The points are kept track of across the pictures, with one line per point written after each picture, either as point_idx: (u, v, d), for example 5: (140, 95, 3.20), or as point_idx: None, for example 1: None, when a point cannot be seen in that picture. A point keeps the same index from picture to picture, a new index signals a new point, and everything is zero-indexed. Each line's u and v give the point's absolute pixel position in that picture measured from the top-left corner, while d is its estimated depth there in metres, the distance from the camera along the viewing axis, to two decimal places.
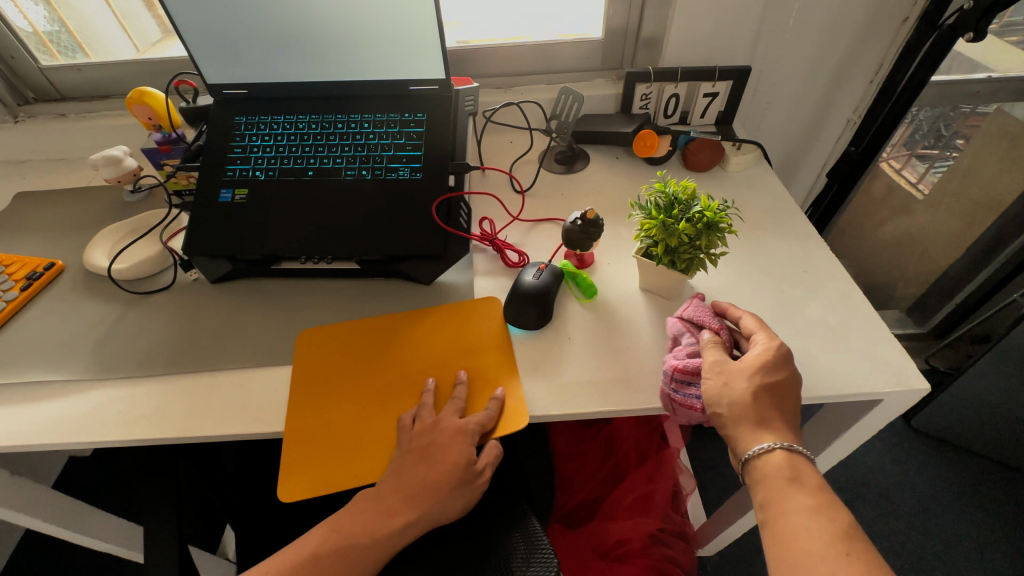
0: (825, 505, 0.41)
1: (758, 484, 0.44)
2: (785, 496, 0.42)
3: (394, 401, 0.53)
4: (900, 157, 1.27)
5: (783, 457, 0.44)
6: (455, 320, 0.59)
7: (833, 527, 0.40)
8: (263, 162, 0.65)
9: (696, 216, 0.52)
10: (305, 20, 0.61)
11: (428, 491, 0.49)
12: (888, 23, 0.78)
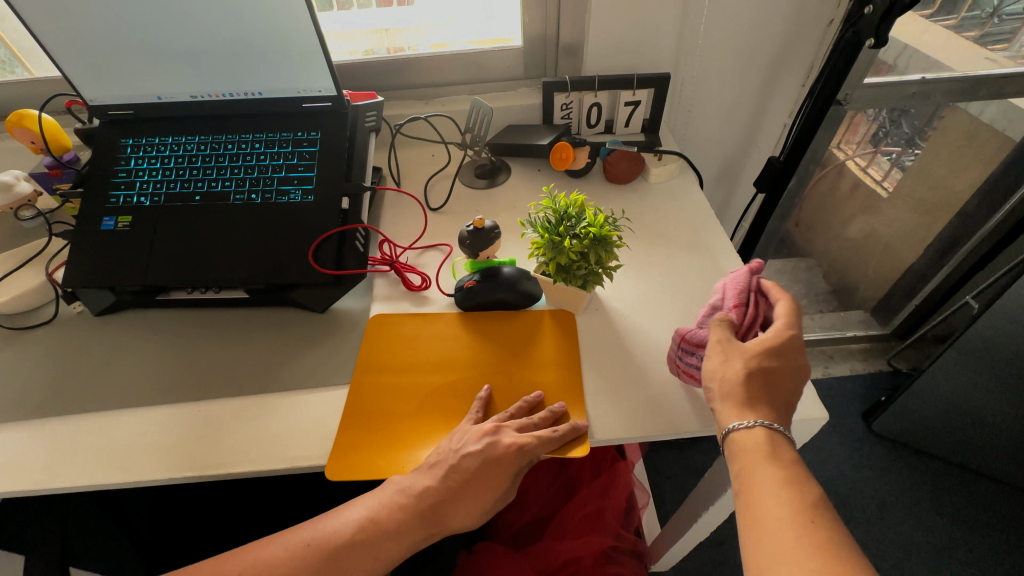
0: (798, 482, 0.40)
1: (732, 452, 0.42)
2: (762, 468, 0.40)
3: (456, 400, 0.51)
4: (866, 155, 1.17)
5: (762, 429, 0.42)
6: (542, 331, 0.56)
7: (800, 505, 0.38)
8: (149, 187, 0.61)
9: (583, 231, 0.49)
10: (181, 37, 0.57)
11: (458, 509, 0.45)
12: (813, 25, 0.75)
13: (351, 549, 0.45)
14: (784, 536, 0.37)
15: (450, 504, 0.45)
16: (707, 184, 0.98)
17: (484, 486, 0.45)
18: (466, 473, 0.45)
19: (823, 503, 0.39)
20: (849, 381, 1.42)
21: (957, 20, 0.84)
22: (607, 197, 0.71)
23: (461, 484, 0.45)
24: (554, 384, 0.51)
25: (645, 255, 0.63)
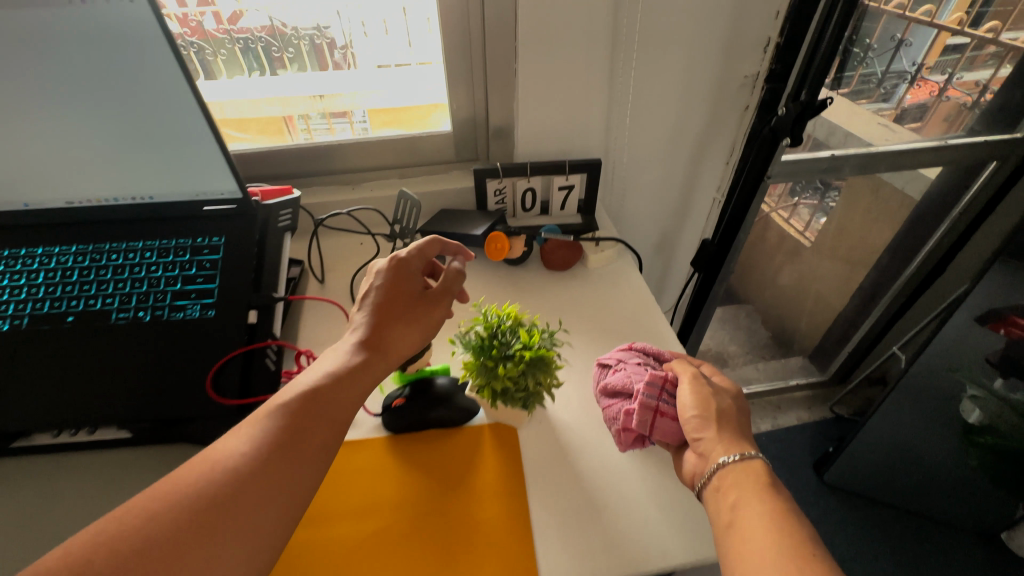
0: (785, 514, 0.37)
1: (721, 486, 0.41)
2: (748, 499, 0.39)
3: (389, 536, 0.44)
4: (787, 206, 1.12)
5: (749, 461, 0.42)
6: (478, 448, 0.51)
7: (787, 536, 0.36)
8: (7, 308, 0.52)
9: (517, 354, 0.43)
10: (47, 142, 0.50)
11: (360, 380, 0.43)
12: (731, 111, 0.79)
13: (259, 484, 0.35)
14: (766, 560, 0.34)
15: (384, 324, 0.47)
16: (646, 256, 0.97)
17: (407, 305, 0.49)
18: (395, 299, 0.48)
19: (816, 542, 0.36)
20: (798, 431, 1.44)
21: (852, 88, 0.85)
22: (546, 286, 0.68)
23: (389, 336, 0.46)
24: (498, 548, 0.43)
25: (588, 352, 0.60)
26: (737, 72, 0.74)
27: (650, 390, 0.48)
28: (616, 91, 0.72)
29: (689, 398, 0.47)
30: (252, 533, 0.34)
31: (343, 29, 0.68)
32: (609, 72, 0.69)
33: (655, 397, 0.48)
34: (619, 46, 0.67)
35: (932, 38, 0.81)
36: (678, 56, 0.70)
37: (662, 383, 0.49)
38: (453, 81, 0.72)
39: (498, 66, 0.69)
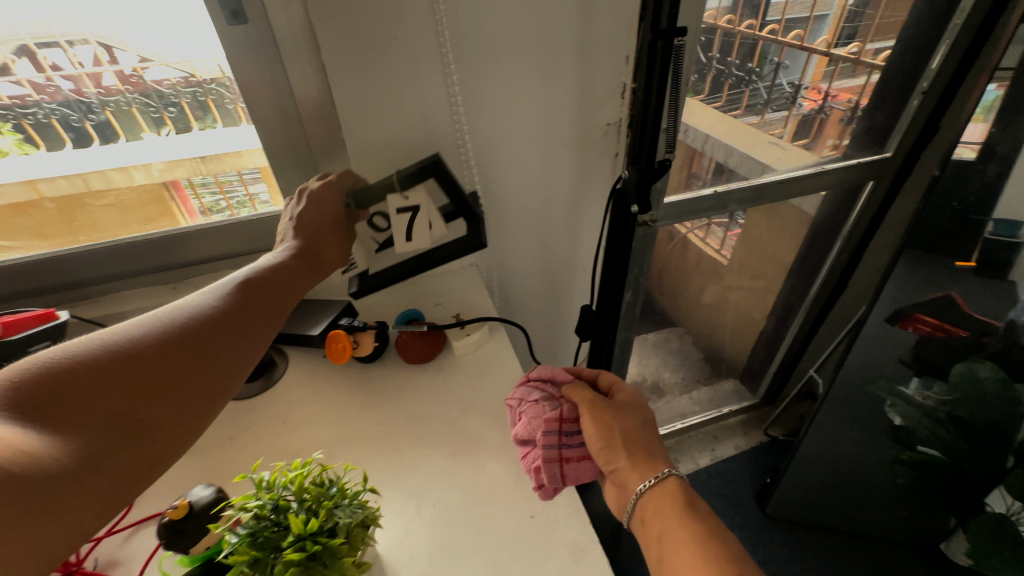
0: (711, 528, 0.37)
1: (645, 513, 0.40)
2: (674, 520, 0.38)
3: None
4: (700, 226, 1.06)
5: (665, 482, 0.40)
6: None
7: (723, 554, 0.35)
8: None
9: (296, 545, 0.32)
10: None
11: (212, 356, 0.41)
12: (601, 161, 0.73)
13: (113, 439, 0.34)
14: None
15: (264, 285, 0.48)
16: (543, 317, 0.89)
17: (299, 272, 0.52)
18: (282, 270, 0.50)
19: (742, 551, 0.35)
20: (736, 461, 1.39)
21: (741, 108, 0.82)
22: (402, 386, 0.58)
23: (264, 296, 0.47)
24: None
25: (444, 473, 0.49)
26: (596, 121, 0.69)
27: (548, 441, 0.43)
28: (464, 152, 0.65)
29: (591, 432, 0.44)
30: (83, 493, 0.31)
31: (128, 109, 0.59)
32: (451, 133, 0.62)
33: (556, 446, 0.43)
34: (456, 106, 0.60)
35: (806, 58, 0.80)
36: (528, 111, 0.64)
37: (558, 424, 0.44)
38: (277, 157, 0.63)
39: (324, 137, 0.61)
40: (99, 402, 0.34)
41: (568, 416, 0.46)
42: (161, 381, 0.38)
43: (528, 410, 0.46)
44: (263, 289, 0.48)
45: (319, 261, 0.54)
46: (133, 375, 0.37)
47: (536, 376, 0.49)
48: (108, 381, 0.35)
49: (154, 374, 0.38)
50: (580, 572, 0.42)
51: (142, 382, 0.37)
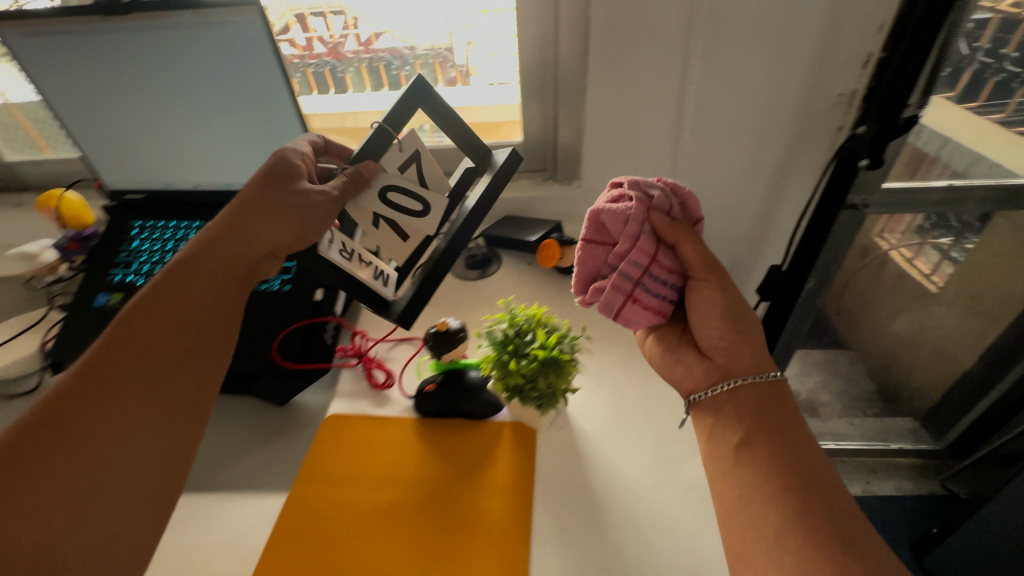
0: (802, 459, 0.39)
1: (739, 416, 0.42)
2: (773, 440, 0.40)
3: (394, 510, 0.47)
4: (912, 245, 1.04)
5: (766, 386, 0.43)
6: (487, 443, 0.52)
7: (818, 486, 0.37)
8: (144, 266, 0.64)
9: (531, 353, 0.44)
10: (178, 131, 0.63)
11: (175, 328, 0.42)
12: (822, 134, 0.71)
13: (102, 400, 0.37)
14: (779, 511, 0.36)
15: (242, 228, 0.45)
16: None
17: (259, 200, 0.46)
18: (243, 206, 0.46)
19: (837, 486, 0.38)
20: (895, 503, 1.24)
21: (1007, 113, 0.71)
22: None
23: (244, 230, 0.46)
24: (494, 540, 0.44)
25: (623, 367, 0.58)
26: (827, 91, 0.67)
27: (631, 276, 0.44)
28: (684, 110, 0.70)
29: (699, 307, 0.45)
30: (118, 469, 0.36)
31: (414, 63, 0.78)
32: (678, 91, 0.69)
33: (632, 280, 0.44)
34: (688, 66, 0.66)
35: None
36: (756, 76, 0.66)
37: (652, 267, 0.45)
38: (528, 97, 0.77)
39: (569, 84, 0.73)
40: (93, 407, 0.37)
41: (677, 278, 0.46)
42: (135, 360, 0.39)
43: (609, 220, 0.44)
44: (237, 229, 0.46)
45: (283, 182, 0.47)
46: (125, 355, 0.39)
47: (656, 206, 0.45)
48: (80, 404, 0.37)
49: (99, 396, 0.37)
50: None
51: (127, 364, 0.39)
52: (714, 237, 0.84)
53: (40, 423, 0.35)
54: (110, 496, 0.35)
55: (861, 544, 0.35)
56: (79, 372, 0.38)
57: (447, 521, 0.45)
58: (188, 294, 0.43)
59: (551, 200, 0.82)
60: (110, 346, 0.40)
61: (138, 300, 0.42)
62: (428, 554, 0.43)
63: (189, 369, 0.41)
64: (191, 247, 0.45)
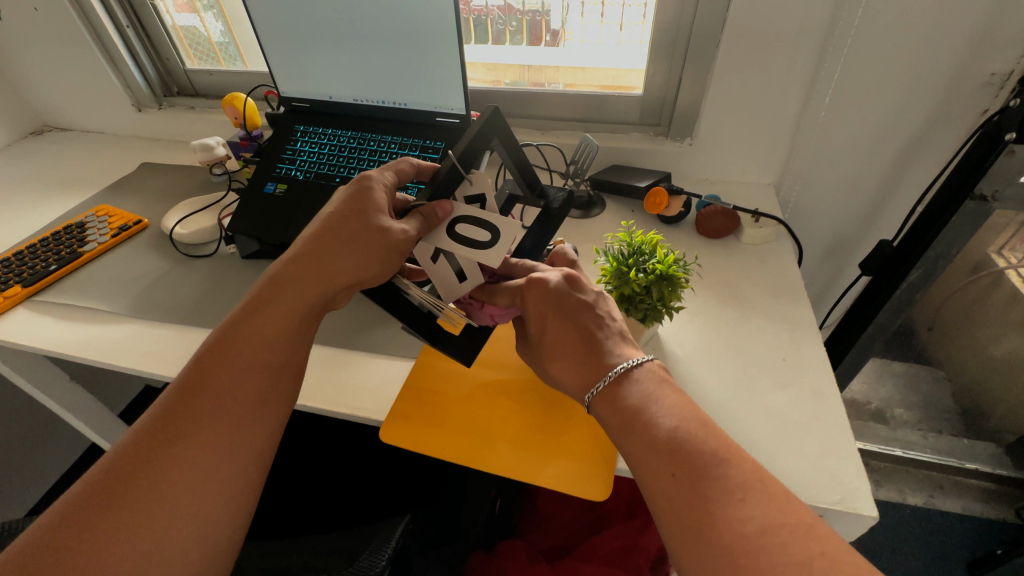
0: (675, 463, 0.34)
1: (619, 427, 0.39)
2: (642, 452, 0.36)
3: (504, 387, 0.55)
4: None
5: (616, 385, 0.41)
6: None
7: (686, 489, 0.34)
8: (304, 164, 0.76)
9: (650, 268, 0.50)
10: (347, 51, 0.71)
11: (269, 320, 0.43)
12: (962, 117, 0.69)
13: (202, 406, 0.39)
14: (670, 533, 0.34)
15: (323, 260, 0.44)
16: (810, 261, 0.91)
17: (345, 231, 0.44)
18: (332, 228, 0.44)
19: (705, 471, 0.34)
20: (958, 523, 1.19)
21: None
22: (692, 248, 0.72)
23: (328, 256, 0.44)
24: (589, 421, 0.51)
25: (717, 310, 0.62)
26: (979, 68, 0.64)
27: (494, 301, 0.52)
28: (818, 77, 0.70)
29: (551, 335, 0.46)
30: (212, 469, 0.38)
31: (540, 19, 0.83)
32: (816, 56, 0.69)
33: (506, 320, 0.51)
34: (833, 30, 0.65)
35: None
36: (902, 48, 0.64)
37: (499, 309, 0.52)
38: (656, 53, 0.79)
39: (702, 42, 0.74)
40: (179, 444, 0.38)
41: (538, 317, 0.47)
42: (230, 375, 0.41)
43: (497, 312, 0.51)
44: (315, 263, 0.44)
45: (365, 212, 0.45)
46: (210, 394, 0.40)
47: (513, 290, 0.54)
48: (177, 427, 0.38)
49: (196, 412, 0.39)
50: (818, 407, 0.51)
51: (228, 376, 0.41)
52: (821, 213, 0.83)
53: (154, 424, 0.39)
54: (206, 493, 0.37)
55: (737, 536, 0.31)
56: (181, 390, 0.40)
57: (549, 401, 0.53)
58: (267, 323, 0.43)
59: (662, 155, 0.85)
60: (200, 367, 0.41)
61: (228, 322, 0.43)
62: (532, 423, 0.51)
63: (279, 381, 0.43)
64: (269, 274, 0.44)
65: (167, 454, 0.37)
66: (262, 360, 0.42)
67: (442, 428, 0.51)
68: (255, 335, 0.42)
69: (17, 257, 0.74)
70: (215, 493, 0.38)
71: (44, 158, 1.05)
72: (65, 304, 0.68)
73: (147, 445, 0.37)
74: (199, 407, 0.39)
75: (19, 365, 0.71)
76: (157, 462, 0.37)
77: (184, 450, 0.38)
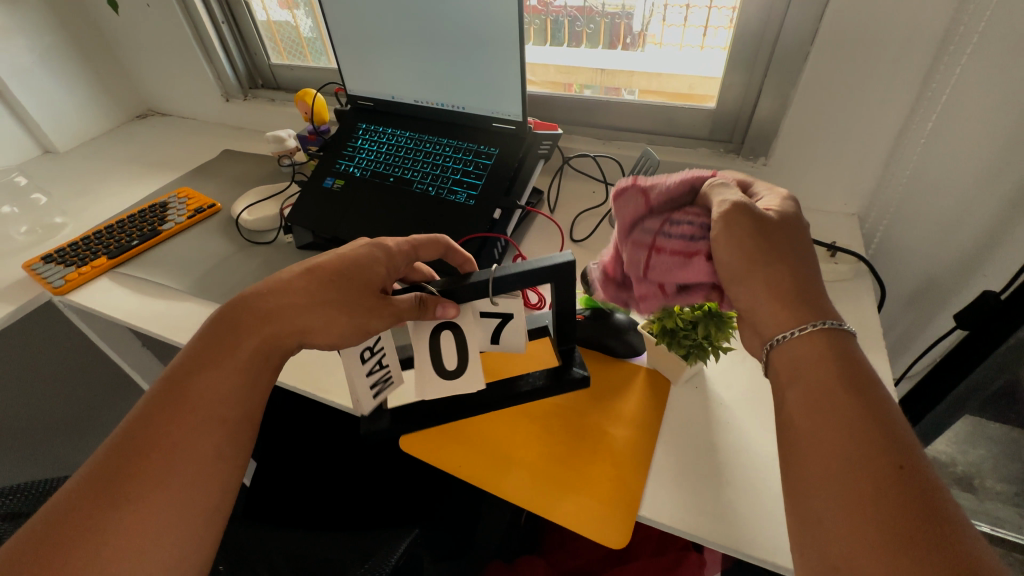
0: (897, 454, 0.30)
1: (828, 390, 0.33)
2: (843, 432, 0.31)
3: (529, 412, 0.52)
4: None
5: (825, 338, 0.35)
6: (619, 380, 0.55)
7: (906, 491, 0.28)
8: (362, 162, 0.78)
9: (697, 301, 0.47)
10: (411, 51, 0.72)
11: (221, 372, 0.40)
12: None
13: (142, 468, 0.35)
14: (880, 551, 0.27)
15: (292, 310, 0.41)
16: (894, 304, 0.80)
17: (319, 283, 0.42)
18: (308, 278, 0.42)
19: (922, 482, 0.29)
20: None
21: None
22: None
23: (297, 307, 0.41)
24: (613, 460, 0.47)
25: None
26: None
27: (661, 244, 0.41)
28: (924, 99, 0.61)
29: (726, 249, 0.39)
30: (158, 537, 0.34)
31: (619, 22, 0.78)
32: (924, 75, 0.60)
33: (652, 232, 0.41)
34: (948, 46, 0.57)
35: None
36: None
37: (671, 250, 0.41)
38: (734, 65, 0.73)
39: (787, 54, 0.68)
40: (114, 510, 0.34)
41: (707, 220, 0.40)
42: (179, 428, 0.37)
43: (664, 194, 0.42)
44: (284, 311, 0.41)
45: (352, 268, 0.43)
46: (151, 452, 0.36)
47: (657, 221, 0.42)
48: (111, 490, 0.34)
49: (136, 474, 0.35)
50: None
51: (183, 425, 0.37)
52: (913, 251, 0.73)
53: (100, 477, 0.35)
54: (146, 558, 0.34)
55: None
56: (117, 449, 0.36)
57: (574, 435, 0.50)
58: (221, 373, 0.40)
59: (731, 174, 0.78)
60: (144, 419, 0.37)
61: (186, 362, 0.40)
62: (554, 455, 0.49)
63: (238, 434, 0.39)
64: (225, 319, 0.41)
65: (109, 510, 0.34)
66: (210, 416, 0.38)
67: (461, 447, 0.50)
68: (203, 389, 0.39)
69: (106, 231, 0.81)
70: (158, 554, 0.34)
71: (142, 139, 1.15)
72: (140, 278, 0.74)
73: (75, 514, 0.34)
74: (139, 468, 0.35)
75: (99, 329, 0.79)
76: (94, 528, 0.33)
77: (117, 518, 0.34)
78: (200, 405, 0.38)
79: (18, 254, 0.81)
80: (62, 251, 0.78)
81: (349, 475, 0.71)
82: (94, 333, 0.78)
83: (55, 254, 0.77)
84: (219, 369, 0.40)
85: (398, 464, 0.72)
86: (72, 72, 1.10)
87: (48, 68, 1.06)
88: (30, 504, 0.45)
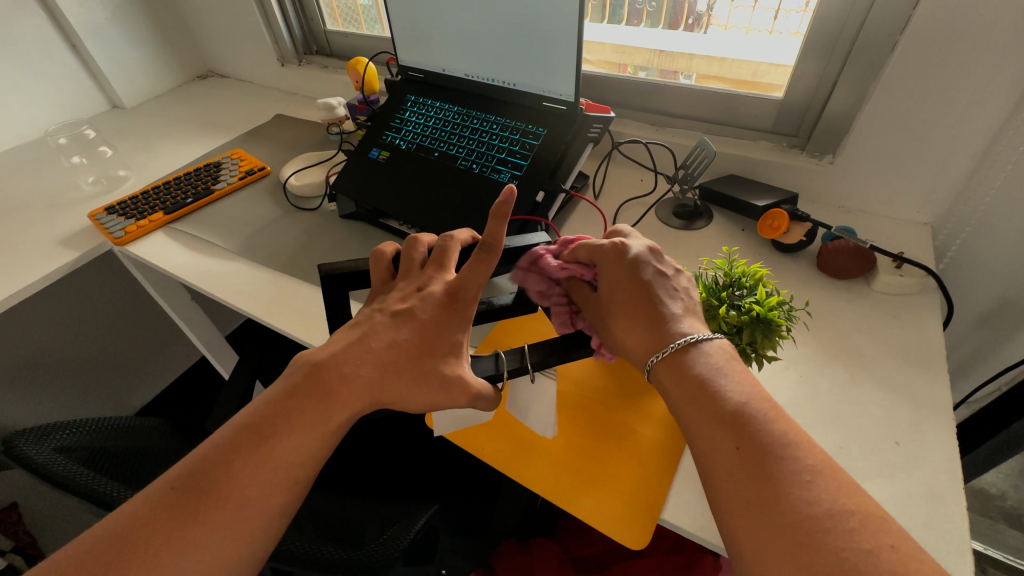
0: (739, 437, 0.33)
1: (685, 400, 0.37)
2: (706, 434, 0.35)
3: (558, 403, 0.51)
4: None
5: (684, 354, 0.39)
6: (650, 380, 0.52)
7: (753, 465, 0.32)
8: (408, 135, 0.78)
9: (746, 306, 0.45)
10: (465, 22, 0.70)
11: (330, 406, 0.39)
12: None
13: (245, 480, 0.36)
14: (741, 477, 0.32)
15: (384, 378, 0.41)
16: (960, 324, 0.74)
17: (414, 376, 0.41)
18: (409, 359, 0.41)
19: (765, 447, 0.33)
20: None
21: None
22: (807, 285, 0.62)
23: (388, 368, 0.41)
24: (640, 460, 0.46)
25: (824, 367, 0.53)
26: None
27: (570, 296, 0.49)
28: None
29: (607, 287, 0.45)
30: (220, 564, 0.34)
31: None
32: None
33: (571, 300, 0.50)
34: None
35: None
36: None
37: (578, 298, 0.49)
38: (809, 53, 0.68)
39: (872, 43, 0.62)
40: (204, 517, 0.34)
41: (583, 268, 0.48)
42: (281, 458, 0.37)
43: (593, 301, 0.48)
44: (379, 374, 0.41)
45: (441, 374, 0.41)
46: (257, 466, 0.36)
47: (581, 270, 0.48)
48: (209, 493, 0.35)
49: (236, 485, 0.35)
50: (932, 511, 0.42)
51: (267, 456, 0.37)
52: (990, 268, 0.67)
53: (188, 482, 0.35)
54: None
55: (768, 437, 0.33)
56: (231, 451, 0.36)
57: (601, 436, 0.48)
58: (330, 407, 0.39)
59: (795, 171, 0.73)
60: (256, 436, 0.37)
61: (296, 389, 0.39)
62: (581, 454, 0.47)
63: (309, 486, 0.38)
64: (345, 349, 0.41)
65: (188, 524, 0.34)
66: (312, 447, 0.38)
67: (486, 430, 0.51)
68: (316, 416, 0.39)
69: (163, 187, 0.84)
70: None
71: (202, 99, 1.19)
72: (193, 235, 0.77)
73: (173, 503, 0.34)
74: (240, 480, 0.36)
75: (155, 280, 0.83)
76: (172, 530, 0.33)
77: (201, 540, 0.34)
78: (309, 436, 0.38)
79: (84, 203, 0.85)
80: (123, 204, 0.82)
81: (376, 443, 0.73)
82: (150, 284, 0.83)
83: (117, 206, 0.81)
84: (332, 405, 0.39)
85: (423, 438, 0.74)
86: (141, 29, 1.14)
87: (118, 25, 1.10)
88: (84, 440, 0.48)
